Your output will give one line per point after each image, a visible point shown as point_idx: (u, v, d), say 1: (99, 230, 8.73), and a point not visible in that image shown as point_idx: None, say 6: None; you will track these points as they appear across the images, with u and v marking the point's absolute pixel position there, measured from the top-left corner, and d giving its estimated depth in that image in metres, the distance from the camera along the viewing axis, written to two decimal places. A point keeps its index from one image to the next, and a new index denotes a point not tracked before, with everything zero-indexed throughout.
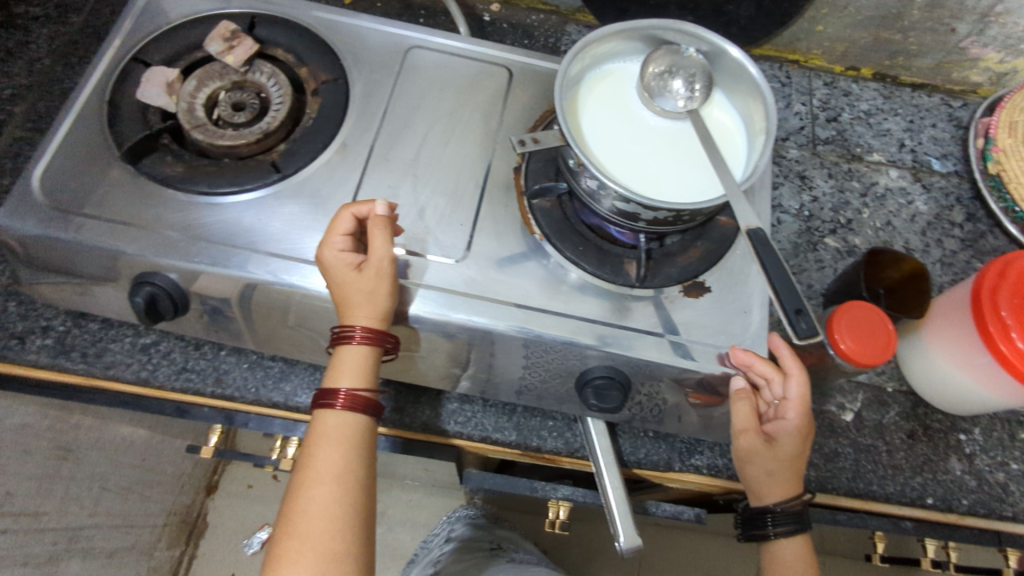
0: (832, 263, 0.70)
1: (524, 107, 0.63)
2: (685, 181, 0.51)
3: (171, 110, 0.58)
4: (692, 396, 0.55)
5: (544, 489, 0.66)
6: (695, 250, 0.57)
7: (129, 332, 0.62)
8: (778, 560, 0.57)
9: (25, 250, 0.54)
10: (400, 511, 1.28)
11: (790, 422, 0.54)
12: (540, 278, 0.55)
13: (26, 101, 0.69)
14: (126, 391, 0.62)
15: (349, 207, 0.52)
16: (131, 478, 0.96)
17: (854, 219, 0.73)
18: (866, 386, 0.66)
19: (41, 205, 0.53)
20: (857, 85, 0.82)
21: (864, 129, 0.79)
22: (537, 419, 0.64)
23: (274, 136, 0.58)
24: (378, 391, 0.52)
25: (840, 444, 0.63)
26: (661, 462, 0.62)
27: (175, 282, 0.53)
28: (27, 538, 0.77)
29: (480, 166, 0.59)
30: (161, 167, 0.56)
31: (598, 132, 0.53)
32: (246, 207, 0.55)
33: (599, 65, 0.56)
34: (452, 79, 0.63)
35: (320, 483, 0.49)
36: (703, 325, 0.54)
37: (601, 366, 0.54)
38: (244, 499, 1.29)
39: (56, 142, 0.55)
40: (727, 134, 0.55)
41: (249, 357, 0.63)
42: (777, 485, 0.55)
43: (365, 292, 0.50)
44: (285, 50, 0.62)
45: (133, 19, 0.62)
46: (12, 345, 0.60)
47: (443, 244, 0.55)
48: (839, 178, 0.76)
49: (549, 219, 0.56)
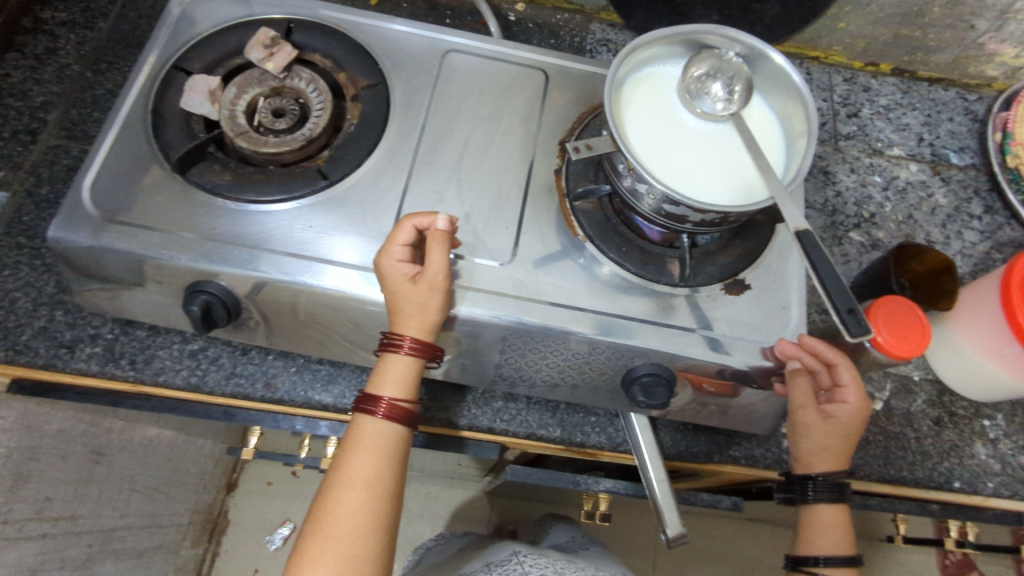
0: (858, 257, 0.73)
1: (561, 110, 0.64)
2: (727, 184, 0.53)
3: (215, 118, 0.58)
4: (705, 383, 0.56)
5: (587, 483, 0.66)
6: (733, 248, 0.58)
7: (176, 338, 0.63)
8: (815, 523, 0.59)
9: (77, 262, 0.54)
10: (419, 503, 1.29)
11: (851, 405, 0.56)
12: (585, 278, 0.56)
13: (59, 109, 0.71)
14: (175, 397, 0.63)
15: (411, 218, 0.53)
16: (160, 479, 0.94)
17: (877, 213, 0.76)
18: (894, 375, 0.69)
19: (93, 216, 0.53)
20: (876, 80, 0.85)
21: (884, 123, 0.82)
22: (579, 415, 0.65)
23: (316, 142, 0.58)
24: (416, 403, 0.53)
25: (871, 431, 0.65)
26: (701, 454, 0.64)
27: (227, 288, 0.54)
28: (63, 542, 0.75)
29: (522, 169, 0.61)
30: (209, 176, 0.56)
31: (643, 134, 0.54)
32: (294, 214, 0.56)
33: (640, 69, 0.57)
34: (490, 82, 0.65)
35: (350, 488, 0.50)
36: (745, 322, 0.56)
37: (647, 364, 0.55)
38: (264, 496, 1.30)
39: (103, 154, 0.56)
40: (767, 137, 0.56)
41: (296, 360, 0.64)
42: (828, 460, 0.57)
43: (416, 303, 0.51)
44: (322, 55, 0.63)
45: (169, 30, 0.63)
46: (61, 354, 0.61)
47: (490, 247, 0.56)
48: (861, 172, 0.78)
49: (592, 220, 0.58)
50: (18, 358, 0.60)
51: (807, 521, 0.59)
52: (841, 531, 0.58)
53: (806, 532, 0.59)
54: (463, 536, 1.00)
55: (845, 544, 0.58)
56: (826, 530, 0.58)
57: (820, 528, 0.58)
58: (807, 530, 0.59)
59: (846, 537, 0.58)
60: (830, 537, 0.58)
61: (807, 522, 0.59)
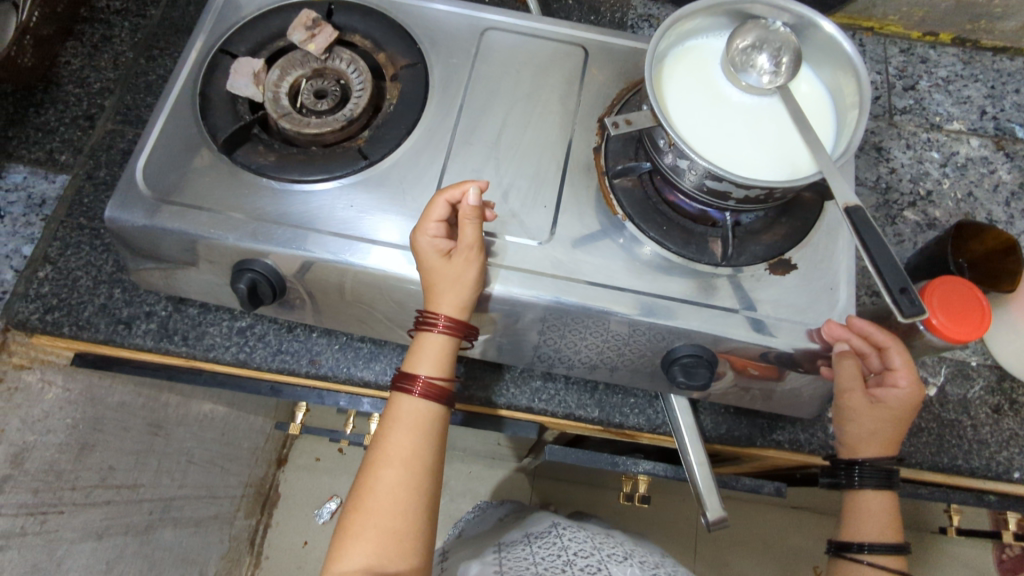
0: (912, 237, 0.70)
1: (601, 87, 0.63)
2: (772, 160, 0.51)
3: (259, 100, 0.59)
4: (747, 365, 0.55)
5: (626, 464, 0.66)
6: (779, 227, 0.57)
7: (226, 316, 0.66)
8: (860, 509, 0.57)
9: (132, 241, 0.57)
10: (461, 481, 1.31)
11: (901, 390, 0.54)
12: (624, 257, 0.55)
13: (115, 95, 0.74)
14: (225, 371, 0.65)
15: (443, 193, 0.52)
16: (215, 452, 0.98)
17: (934, 191, 0.73)
18: (949, 360, 0.66)
19: (146, 197, 0.55)
20: (936, 50, 0.81)
21: (943, 96, 0.78)
22: (618, 396, 0.65)
23: (357, 123, 0.59)
24: (452, 381, 0.54)
25: (924, 418, 0.63)
26: (743, 438, 0.63)
27: (272, 267, 0.55)
28: (126, 509, 0.79)
29: (561, 147, 0.60)
30: (254, 157, 0.58)
31: (684, 110, 0.52)
32: (336, 194, 0.57)
33: (682, 42, 0.56)
34: (529, 60, 0.64)
35: (390, 465, 0.51)
36: (790, 303, 0.54)
37: (688, 345, 0.54)
38: (312, 471, 1.34)
39: (154, 137, 0.58)
40: (814, 111, 0.54)
41: (339, 338, 0.66)
42: (876, 444, 0.55)
43: (450, 278, 0.51)
44: (362, 37, 0.63)
45: (215, 15, 0.64)
46: (120, 330, 0.64)
47: (529, 226, 0.56)
48: (918, 148, 0.75)
49: (632, 198, 0.57)
50: (81, 333, 0.63)
51: (851, 506, 0.57)
52: (887, 518, 0.56)
53: (850, 518, 0.57)
54: (499, 507, 1.00)
55: (891, 530, 0.56)
56: (872, 516, 0.56)
57: (865, 513, 0.56)
58: (852, 516, 0.57)
59: (892, 525, 0.56)
60: (876, 523, 0.56)
61: (851, 507, 0.57)
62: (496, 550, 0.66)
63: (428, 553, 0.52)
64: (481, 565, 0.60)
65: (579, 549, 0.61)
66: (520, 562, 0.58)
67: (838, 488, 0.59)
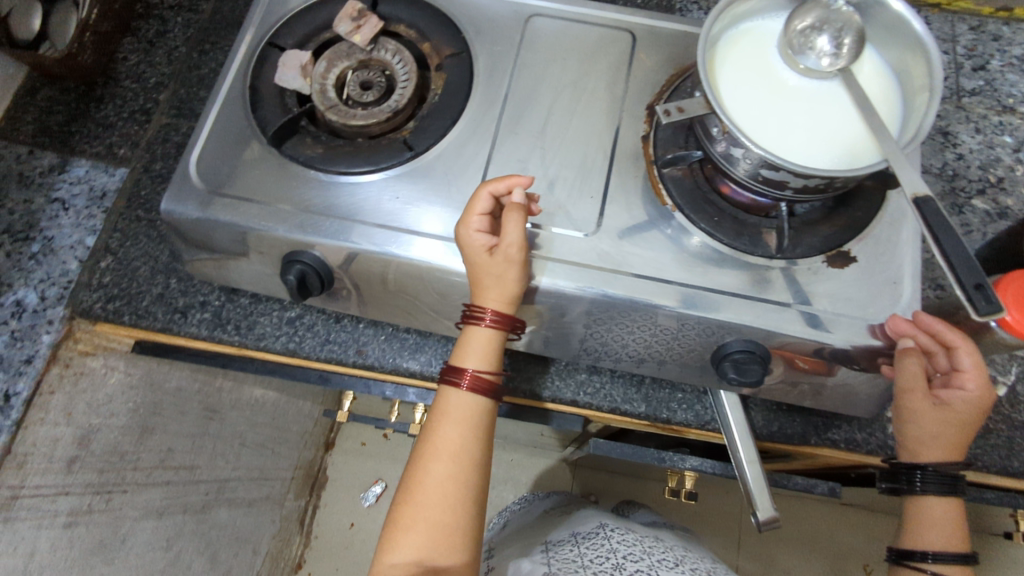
0: (981, 226, 0.68)
1: (649, 73, 0.62)
2: (832, 146, 0.49)
3: (306, 92, 0.60)
4: (799, 361, 0.53)
5: (672, 460, 0.65)
6: (838, 218, 0.54)
7: (275, 306, 0.67)
8: (922, 517, 0.54)
9: (186, 232, 0.58)
10: (503, 469, 1.32)
11: (968, 392, 0.51)
12: (673, 249, 0.54)
13: (169, 89, 0.76)
14: (275, 359, 0.67)
15: (486, 185, 0.52)
16: (265, 436, 1.01)
17: (1006, 177, 0.70)
18: (1021, 358, 0.62)
19: (199, 189, 0.57)
20: (1009, 28, 0.78)
21: (1017, 76, 0.76)
22: (665, 390, 0.64)
23: (402, 114, 0.59)
24: (499, 375, 0.53)
25: (993, 420, 0.59)
26: (796, 436, 0.61)
27: (320, 259, 0.56)
28: (184, 489, 0.82)
29: (608, 136, 0.59)
30: (302, 149, 0.58)
31: (739, 95, 0.50)
32: (382, 187, 0.57)
33: (737, 24, 0.53)
34: (575, 47, 0.63)
35: (439, 459, 0.51)
36: (848, 297, 0.52)
37: (739, 341, 0.52)
38: (358, 455, 1.37)
39: (206, 131, 0.59)
40: (879, 95, 0.51)
41: (385, 329, 0.66)
42: (937, 448, 0.52)
43: (494, 275, 0.50)
44: (407, 26, 0.63)
45: (264, 6, 0.65)
46: (176, 319, 0.66)
47: (575, 217, 0.55)
48: (988, 133, 0.72)
49: (681, 188, 0.55)
50: (141, 321, 0.65)
51: (913, 514, 0.55)
52: (953, 526, 0.53)
53: (912, 526, 0.55)
54: (545, 498, 1.00)
55: (958, 538, 0.53)
56: (936, 525, 0.54)
57: (928, 521, 0.54)
58: (913, 524, 0.55)
59: (958, 533, 0.53)
60: (941, 532, 0.53)
61: (913, 515, 0.55)
62: (542, 549, 0.66)
63: (477, 547, 0.52)
64: (530, 564, 0.60)
65: (628, 552, 0.60)
66: (569, 564, 0.58)
67: (898, 494, 0.57)
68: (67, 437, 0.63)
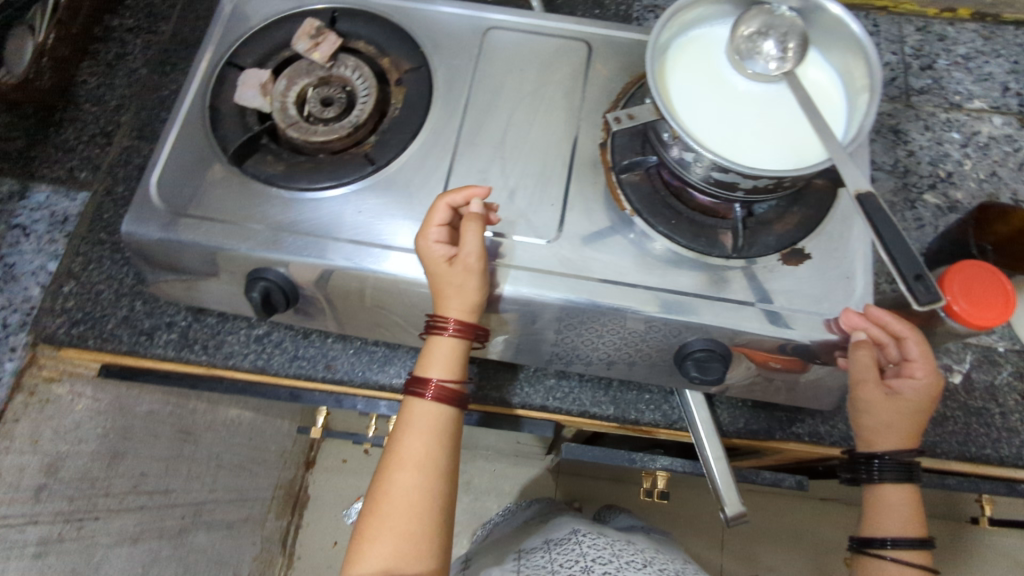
0: (933, 220, 0.70)
1: (605, 82, 0.63)
2: (781, 147, 0.50)
3: (267, 110, 0.60)
4: (759, 358, 0.54)
5: (643, 460, 0.66)
6: (791, 216, 0.56)
7: (243, 324, 0.67)
8: (880, 503, 0.55)
9: (148, 254, 0.58)
10: (485, 480, 1.32)
11: (918, 381, 0.53)
12: (632, 253, 0.55)
13: (130, 111, 0.76)
14: (245, 378, 0.66)
15: (444, 197, 0.53)
16: (242, 457, 1.00)
17: (955, 171, 0.73)
18: (974, 346, 0.65)
19: (161, 210, 0.57)
20: (953, 28, 0.81)
21: (963, 74, 0.78)
22: (633, 392, 0.65)
23: (363, 129, 0.59)
24: (464, 384, 0.54)
25: (948, 407, 0.62)
26: (761, 432, 0.62)
27: (285, 275, 0.56)
28: (159, 514, 0.81)
29: (567, 144, 0.60)
30: (263, 167, 0.59)
31: (688, 100, 0.52)
32: (343, 201, 0.57)
33: (685, 31, 0.55)
34: (532, 58, 0.64)
35: (404, 469, 0.52)
36: (804, 293, 0.53)
37: (701, 340, 0.53)
38: (339, 472, 1.36)
39: (166, 152, 0.59)
40: (824, 96, 0.53)
41: (354, 342, 0.67)
42: (892, 437, 0.54)
43: (454, 285, 0.51)
44: (366, 42, 0.64)
45: (223, 26, 0.66)
46: (142, 341, 0.65)
47: (536, 225, 0.56)
48: (937, 130, 0.75)
49: (639, 193, 0.56)
50: (106, 345, 0.65)
51: (871, 501, 0.56)
52: (910, 512, 0.55)
53: (871, 513, 0.56)
54: (526, 507, 1.00)
55: (915, 523, 0.55)
56: (893, 511, 0.55)
57: (885, 508, 0.55)
58: (871, 511, 0.56)
59: (914, 518, 0.55)
60: (898, 518, 0.55)
61: (871, 503, 0.56)
62: (516, 557, 0.66)
63: (445, 554, 0.53)
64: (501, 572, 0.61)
65: (597, 555, 0.61)
66: (538, 569, 0.59)
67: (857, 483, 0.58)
68: (34, 466, 0.62)
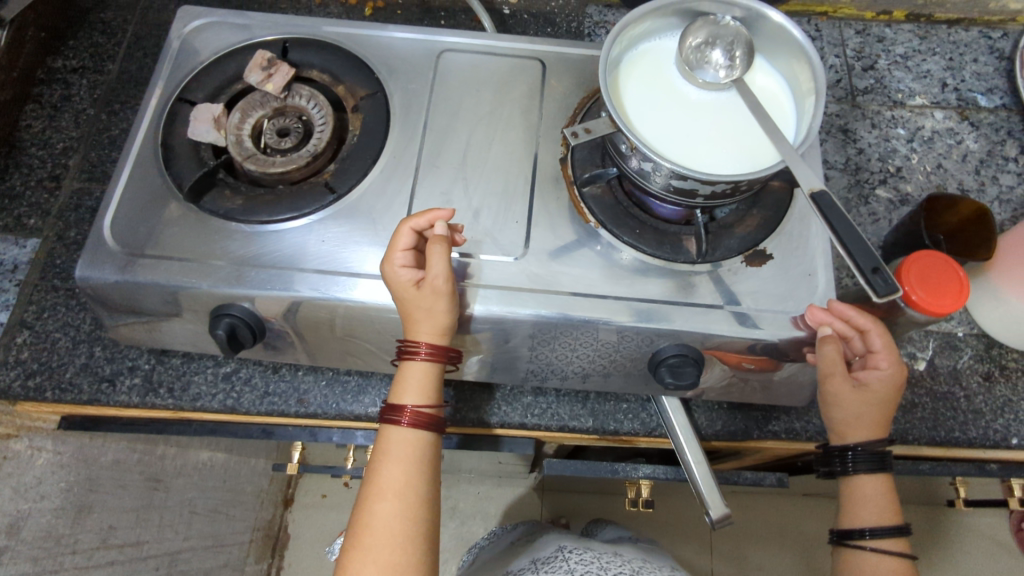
0: (886, 213, 0.72)
1: (562, 97, 0.64)
2: (735, 153, 0.51)
3: (221, 144, 0.59)
4: (730, 360, 0.55)
5: (626, 470, 0.66)
6: (751, 219, 0.57)
7: (209, 363, 0.65)
8: (856, 494, 0.56)
9: (105, 298, 0.56)
10: (470, 503, 1.31)
11: (883, 371, 0.54)
12: (600, 264, 0.55)
13: (79, 153, 0.74)
14: (214, 418, 0.65)
15: (407, 221, 0.53)
16: (216, 500, 0.97)
17: (903, 166, 0.75)
18: (935, 333, 0.67)
19: (116, 253, 0.55)
20: (890, 29, 0.85)
21: (903, 72, 0.82)
22: (610, 403, 0.65)
23: (322, 157, 0.59)
24: (440, 407, 0.53)
25: (917, 394, 0.63)
26: (739, 432, 0.63)
27: (250, 310, 0.55)
28: (131, 568, 0.77)
29: (528, 161, 0.60)
30: (222, 202, 0.57)
31: (644, 111, 0.53)
32: (305, 231, 0.56)
33: (635, 45, 0.56)
34: (488, 78, 0.64)
35: (384, 499, 0.51)
36: (769, 293, 0.54)
37: (673, 345, 0.54)
38: (319, 508, 1.33)
39: (119, 192, 0.58)
40: (772, 101, 0.54)
41: (325, 374, 0.65)
42: (863, 428, 0.55)
43: (424, 308, 0.50)
44: (320, 71, 0.64)
45: (171, 62, 0.65)
46: (104, 389, 0.63)
47: (502, 243, 0.56)
48: (883, 126, 0.78)
49: (602, 205, 0.57)
50: (64, 396, 0.62)
51: (847, 492, 0.57)
52: (885, 501, 0.56)
53: (848, 505, 0.57)
54: (512, 528, 0.99)
55: (891, 512, 0.55)
56: (868, 501, 0.56)
57: (861, 498, 0.56)
58: (848, 503, 0.57)
59: (890, 507, 0.56)
60: (874, 507, 0.55)
61: (847, 494, 0.57)
62: None
63: None
64: None
65: (585, 571, 0.60)
66: None
67: (833, 476, 0.59)
68: None
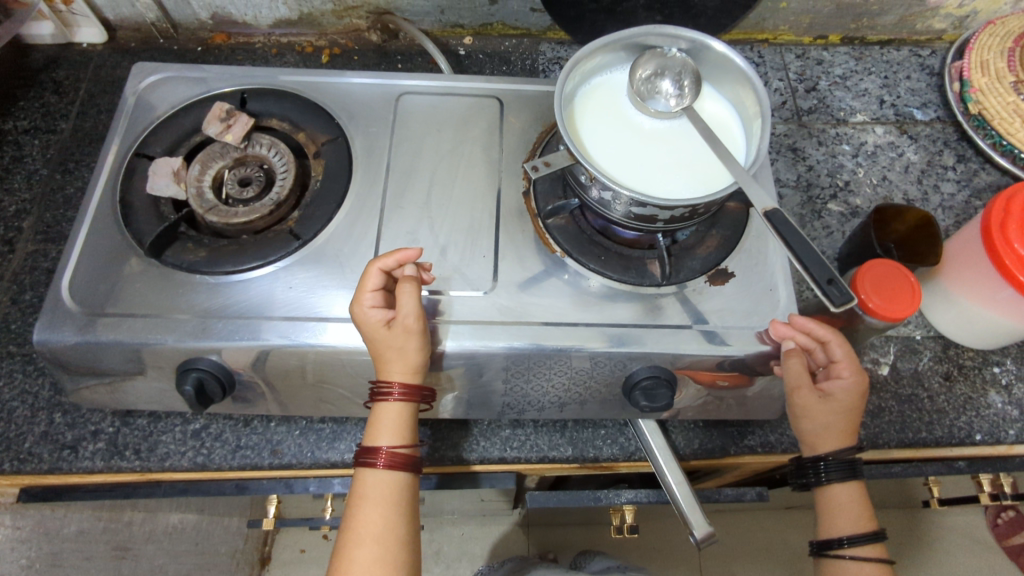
0: (839, 226, 0.75)
1: (521, 132, 0.65)
2: (691, 177, 0.53)
3: (182, 198, 0.59)
4: (703, 379, 0.56)
5: (608, 497, 0.66)
6: (711, 239, 0.59)
7: (178, 421, 0.63)
8: (831, 503, 0.57)
9: (65, 361, 0.55)
10: (454, 545, 1.28)
11: (846, 380, 0.56)
12: (568, 293, 0.56)
13: (33, 214, 0.72)
14: (184, 478, 0.63)
15: (376, 262, 0.53)
16: (188, 565, 0.93)
17: (851, 180, 0.79)
18: (895, 338, 0.69)
19: (76, 313, 0.54)
20: (827, 52, 0.90)
21: (843, 92, 0.86)
22: (588, 430, 0.65)
23: (285, 205, 0.59)
24: (416, 447, 0.53)
25: (883, 398, 0.65)
26: (717, 449, 0.63)
27: (218, 362, 0.54)
28: None
29: (491, 196, 0.61)
30: (184, 255, 0.57)
31: (601, 142, 0.54)
32: (271, 279, 0.56)
33: (588, 80, 0.58)
34: (447, 118, 0.66)
35: (363, 545, 0.50)
36: (734, 310, 0.55)
37: (645, 368, 0.54)
38: (299, 564, 1.28)
39: (77, 252, 0.56)
40: (722, 126, 0.57)
41: (299, 423, 0.64)
42: (832, 438, 0.56)
43: (395, 348, 0.50)
44: (279, 119, 0.64)
45: (127, 118, 0.64)
46: (66, 456, 0.60)
47: (470, 278, 0.56)
48: (829, 144, 0.81)
49: (567, 235, 0.58)
50: (24, 466, 0.60)
51: (823, 503, 0.58)
52: (859, 507, 0.56)
53: (825, 515, 0.57)
54: (498, 568, 0.97)
55: (867, 518, 0.56)
56: (844, 509, 0.57)
57: (836, 507, 0.57)
58: (825, 512, 0.57)
59: (865, 513, 0.56)
60: (850, 515, 0.56)
61: (824, 504, 0.58)
62: None
63: None
64: None
65: None
66: None
67: (808, 487, 0.60)
68: None
